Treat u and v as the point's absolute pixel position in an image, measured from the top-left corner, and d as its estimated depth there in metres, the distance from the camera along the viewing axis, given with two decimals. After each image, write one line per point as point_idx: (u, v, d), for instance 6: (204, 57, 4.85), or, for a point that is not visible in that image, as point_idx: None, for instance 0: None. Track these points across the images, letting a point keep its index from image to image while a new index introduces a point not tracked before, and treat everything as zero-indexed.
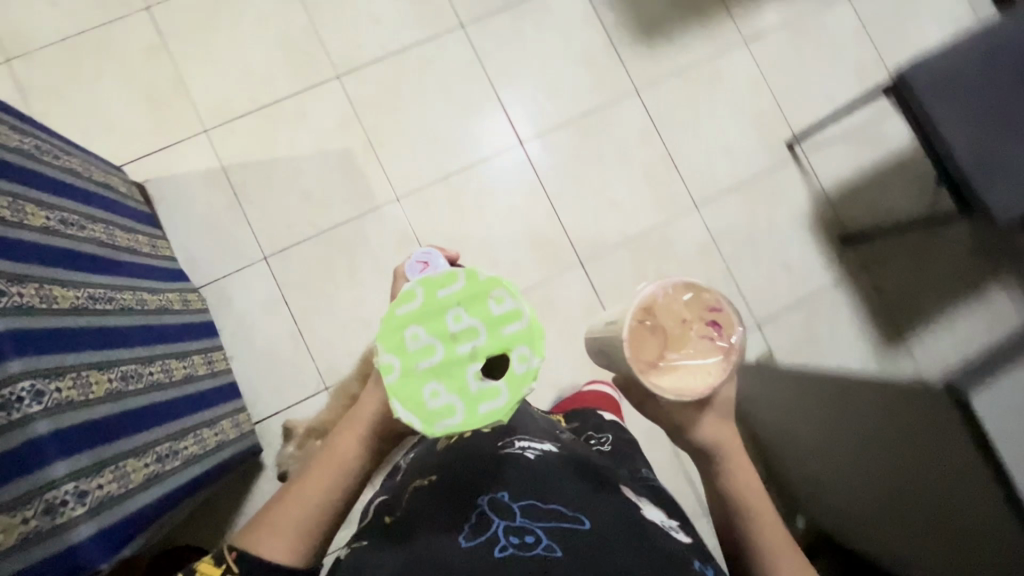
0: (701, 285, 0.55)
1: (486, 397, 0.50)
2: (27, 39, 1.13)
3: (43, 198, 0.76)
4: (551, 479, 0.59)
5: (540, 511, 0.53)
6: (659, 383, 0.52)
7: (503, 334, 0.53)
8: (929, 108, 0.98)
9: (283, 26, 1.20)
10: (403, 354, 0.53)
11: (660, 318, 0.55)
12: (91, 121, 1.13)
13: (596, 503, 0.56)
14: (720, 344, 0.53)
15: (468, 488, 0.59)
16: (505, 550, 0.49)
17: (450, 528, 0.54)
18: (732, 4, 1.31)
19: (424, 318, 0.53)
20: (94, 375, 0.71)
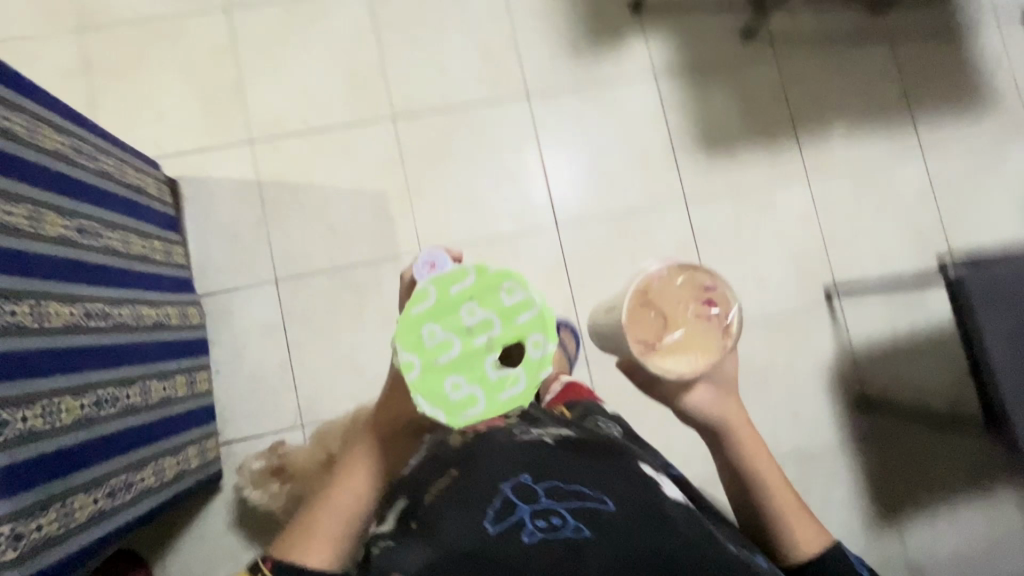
0: (694, 267, 0.61)
1: (507, 385, 0.50)
2: (108, 18, 1.16)
3: (66, 205, 0.76)
4: (574, 453, 0.52)
5: (567, 492, 0.47)
6: (662, 362, 0.58)
7: (519, 323, 0.52)
8: (978, 313, 0.93)
9: (352, 56, 1.20)
10: (421, 352, 0.50)
11: (657, 302, 0.61)
12: (145, 108, 1.15)
13: (619, 478, 0.50)
14: (716, 321, 0.59)
15: (482, 457, 0.51)
16: (532, 536, 0.43)
17: (467, 504, 0.46)
18: (802, 134, 1.28)
19: (439, 315, 0.51)
20: (67, 401, 0.69)
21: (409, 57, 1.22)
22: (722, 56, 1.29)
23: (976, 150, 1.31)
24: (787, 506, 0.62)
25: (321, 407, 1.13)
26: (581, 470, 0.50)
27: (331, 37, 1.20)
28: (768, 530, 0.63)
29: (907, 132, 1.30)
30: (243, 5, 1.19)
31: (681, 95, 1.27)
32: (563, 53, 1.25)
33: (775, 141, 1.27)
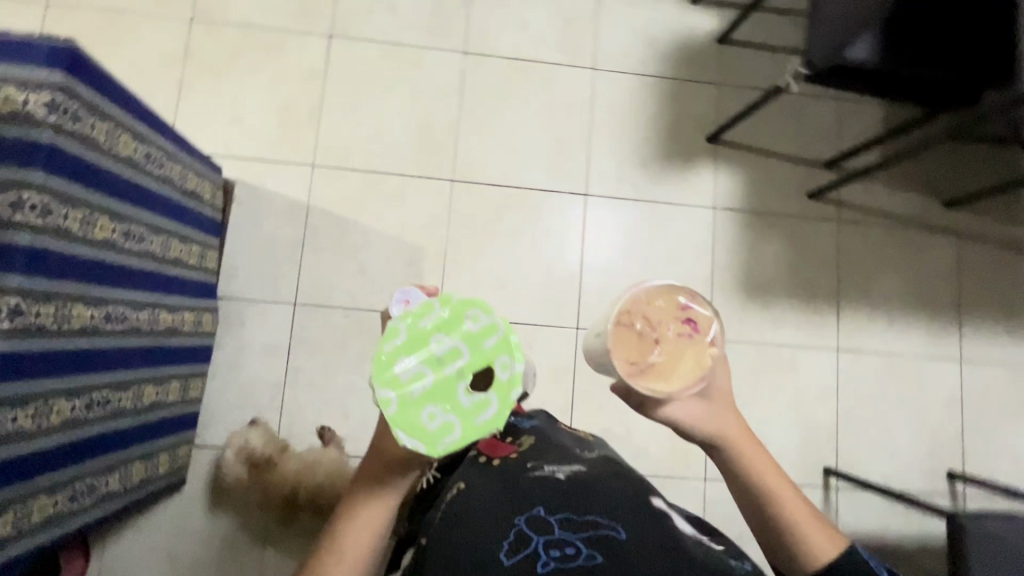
0: (673, 288, 0.59)
1: (482, 408, 0.54)
2: (220, 16, 1.22)
3: (121, 210, 0.78)
4: (586, 488, 0.59)
5: (578, 522, 0.54)
6: (647, 382, 0.55)
7: (485, 348, 0.56)
8: (970, 568, 0.89)
9: (431, 110, 1.23)
10: (398, 386, 0.53)
11: (638, 321, 0.58)
12: (226, 107, 1.20)
13: (632, 509, 0.56)
14: (697, 339, 0.56)
15: (506, 500, 0.58)
16: (546, 566, 0.49)
17: (490, 539, 0.53)
18: (844, 307, 1.26)
19: (411, 349, 0.54)
20: (60, 403, 0.71)
21: (484, 127, 1.24)
22: (785, 207, 1.28)
23: (1018, 372, 1.27)
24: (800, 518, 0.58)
25: (302, 437, 1.13)
26: (597, 504, 0.56)
27: (417, 87, 1.23)
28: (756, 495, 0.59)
29: (951, 334, 1.27)
30: (346, 36, 1.24)
31: (735, 234, 1.26)
32: (631, 162, 1.26)
33: (816, 305, 1.26)
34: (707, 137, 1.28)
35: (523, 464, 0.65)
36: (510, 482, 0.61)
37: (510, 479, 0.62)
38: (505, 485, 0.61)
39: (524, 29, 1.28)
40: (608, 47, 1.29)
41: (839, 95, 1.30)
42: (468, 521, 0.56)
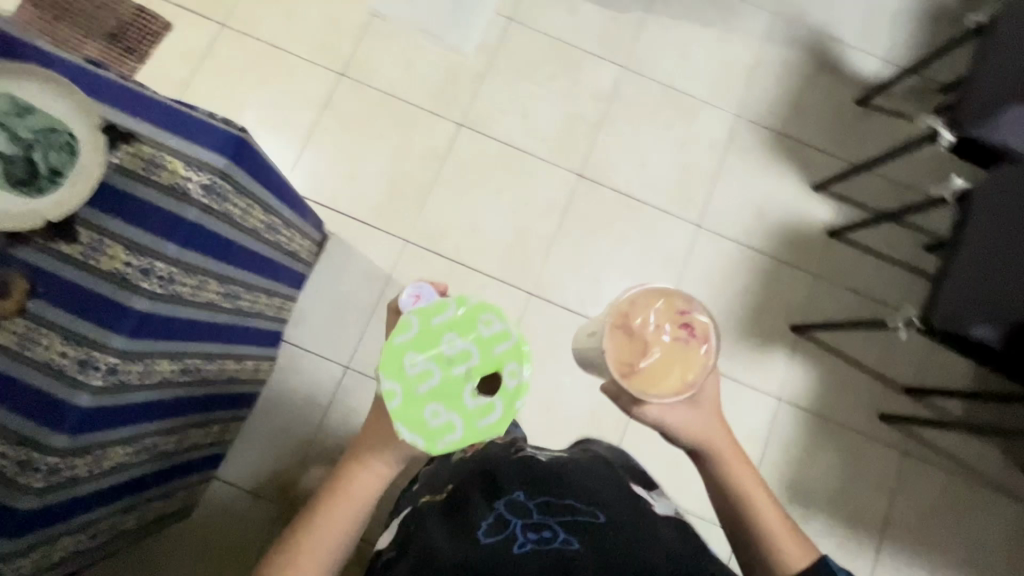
0: (673, 293, 0.67)
1: (484, 412, 0.60)
2: (366, 80, 1.29)
3: (229, 273, 0.81)
4: (566, 485, 0.70)
5: (553, 508, 0.65)
6: (640, 385, 0.64)
7: (493, 353, 0.62)
8: None
9: (530, 220, 1.26)
10: (404, 380, 0.60)
11: (637, 326, 0.66)
12: (346, 162, 1.26)
13: (607, 506, 0.66)
14: (692, 342, 0.65)
15: (494, 494, 0.70)
16: (523, 543, 0.59)
17: (475, 523, 0.64)
18: (885, 545, 1.18)
19: (421, 346, 0.62)
20: (117, 451, 0.72)
21: (575, 249, 1.26)
22: (851, 417, 1.23)
23: None
24: (772, 523, 0.64)
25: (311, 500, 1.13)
26: (575, 498, 0.67)
27: (525, 193, 1.27)
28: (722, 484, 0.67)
29: None
30: (473, 128, 1.29)
31: (792, 433, 1.22)
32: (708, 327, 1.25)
33: (856, 528, 1.19)
34: (791, 326, 1.25)
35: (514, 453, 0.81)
36: (499, 471, 0.75)
37: (501, 468, 0.76)
38: (502, 478, 0.73)
39: (639, 166, 1.30)
40: (717, 208, 1.30)
41: (936, 343, 1.25)
42: (458, 511, 0.68)
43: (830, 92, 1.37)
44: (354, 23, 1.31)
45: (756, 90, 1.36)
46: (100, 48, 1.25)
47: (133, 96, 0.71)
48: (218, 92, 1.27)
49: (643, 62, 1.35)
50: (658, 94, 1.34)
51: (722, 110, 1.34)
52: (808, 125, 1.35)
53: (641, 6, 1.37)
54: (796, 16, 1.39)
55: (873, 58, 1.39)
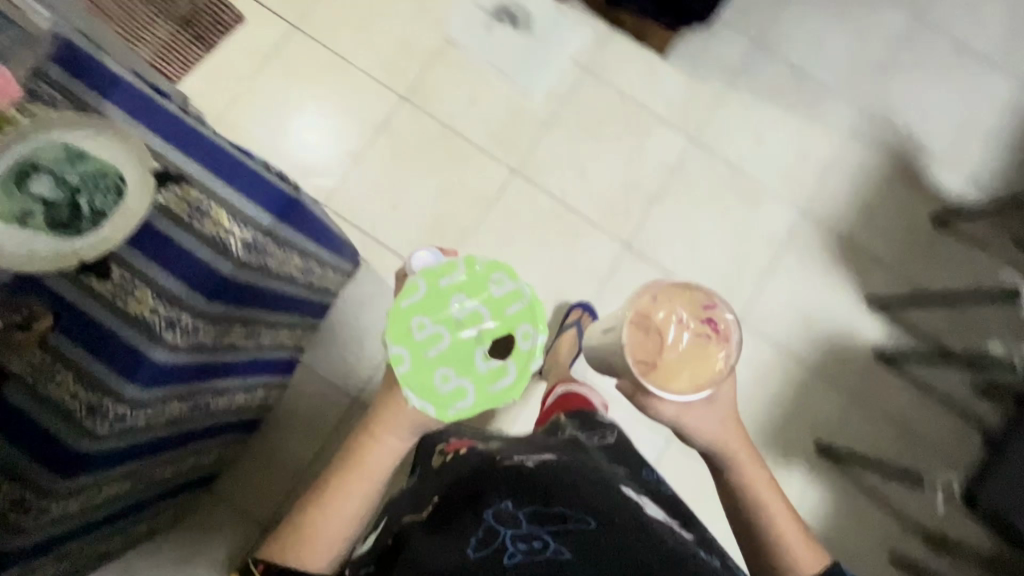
0: (694, 287, 0.68)
1: (497, 376, 0.59)
2: (428, 108, 1.25)
3: (258, 317, 0.78)
4: (556, 480, 0.56)
5: (544, 514, 0.51)
6: (657, 378, 0.63)
7: (505, 313, 0.61)
8: None
9: (568, 283, 1.22)
10: (412, 344, 0.60)
11: (657, 322, 0.67)
12: (392, 189, 1.23)
13: (602, 506, 0.53)
14: (712, 336, 0.64)
15: (473, 499, 0.55)
16: (513, 557, 0.46)
17: (455, 536, 0.50)
18: None
19: (428, 309, 0.61)
20: (115, 487, 0.71)
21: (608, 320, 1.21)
22: (861, 553, 1.17)
23: None
24: (784, 530, 0.63)
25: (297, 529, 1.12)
26: (566, 498, 0.53)
27: (568, 254, 1.23)
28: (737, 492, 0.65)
29: None
30: (527, 178, 1.25)
31: None
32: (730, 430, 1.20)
33: None
34: (817, 446, 1.19)
35: (493, 457, 0.63)
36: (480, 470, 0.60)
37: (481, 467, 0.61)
38: (483, 474, 0.60)
39: (690, 246, 1.25)
40: (762, 306, 1.24)
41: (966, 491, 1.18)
42: (431, 528, 0.53)
43: (907, 204, 1.29)
44: (428, 48, 1.27)
45: (828, 188, 1.29)
46: (171, 31, 1.23)
47: (188, 131, 0.68)
48: (278, 95, 1.24)
49: (716, 138, 1.28)
50: (725, 175, 1.27)
51: (789, 204, 1.28)
52: (876, 235, 1.28)
53: (724, 79, 1.30)
54: (886, 117, 1.32)
55: (960, 177, 1.30)
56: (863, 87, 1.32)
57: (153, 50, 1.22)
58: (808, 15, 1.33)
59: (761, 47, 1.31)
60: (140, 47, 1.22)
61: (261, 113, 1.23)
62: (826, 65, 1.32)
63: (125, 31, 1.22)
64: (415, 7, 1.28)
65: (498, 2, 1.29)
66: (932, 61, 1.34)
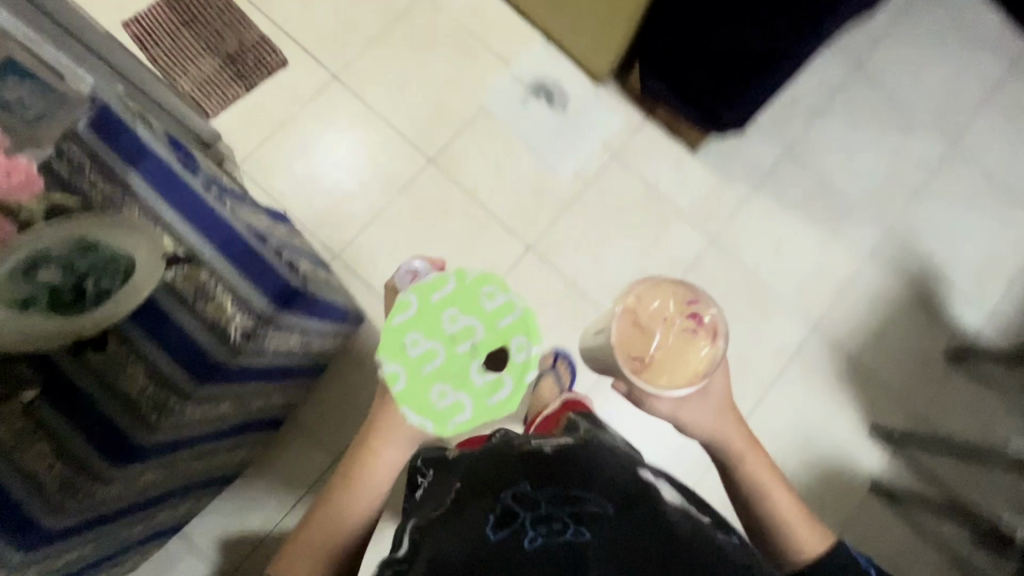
0: (675, 282, 0.67)
1: (495, 390, 0.58)
2: (453, 174, 1.26)
3: (250, 390, 0.76)
4: (572, 469, 0.56)
5: (563, 495, 0.52)
6: (645, 376, 0.63)
7: (499, 325, 0.59)
8: None
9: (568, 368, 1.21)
10: (407, 361, 0.58)
11: (644, 319, 0.66)
12: (406, 250, 1.23)
13: (619, 486, 0.54)
14: (697, 330, 0.64)
15: (491, 483, 0.57)
16: (534, 540, 0.47)
17: (476, 519, 0.51)
18: None
19: (421, 324, 0.58)
20: (77, 553, 0.70)
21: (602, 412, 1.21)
22: None
23: None
24: (786, 511, 0.65)
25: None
26: (583, 479, 0.54)
27: (572, 336, 1.22)
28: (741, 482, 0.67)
29: None
30: (541, 256, 1.25)
31: None
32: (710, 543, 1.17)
33: None
34: None
35: (512, 439, 0.66)
36: (500, 455, 0.62)
37: (501, 452, 0.63)
38: (500, 464, 0.60)
39: None
40: (762, 419, 1.21)
41: None
42: (456, 507, 0.55)
43: (921, 334, 1.27)
44: (461, 115, 1.28)
45: (843, 307, 1.27)
46: (215, 67, 1.25)
47: (202, 203, 0.67)
48: (309, 141, 1.26)
49: (736, 241, 1.27)
50: (739, 279, 1.26)
51: (801, 317, 1.26)
52: (887, 361, 1.26)
53: (750, 183, 1.30)
54: (910, 242, 1.30)
55: (979, 313, 1.28)
56: (891, 209, 1.31)
57: (194, 83, 1.25)
58: (844, 130, 1.33)
59: (792, 156, 1.31)
60: (182, 79, 1.24)
61: (289, 158, 1.25)
62: (855, 182, 1.31)
63: (171, 62, 1.25)
64: (454, 74, 1.29)
65: (537, 78, 1.30)
66: (963, 192, 1.33)
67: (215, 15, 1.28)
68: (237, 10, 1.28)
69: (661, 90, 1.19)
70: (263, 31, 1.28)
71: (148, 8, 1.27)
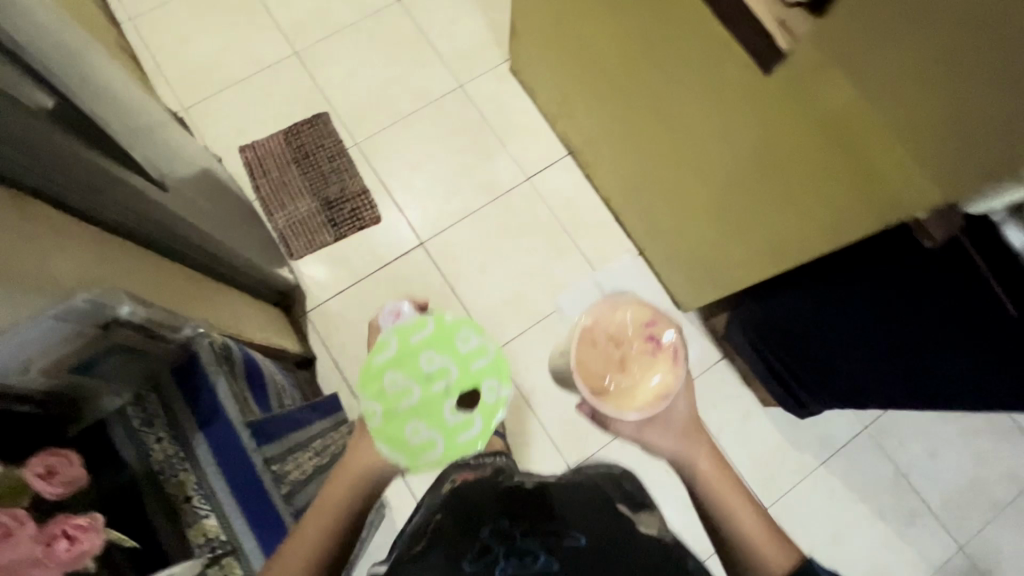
0: (629, 302, 0.72)
1: (462, 430, 0.63)
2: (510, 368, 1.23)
3: None
4: (549, 508, 0.60)
5: (538, 534, 0.56)
6: (611, 400, 0.69)
7: (471, 368, 0.64)
8: None
9: None
10: (386, 398, 0.64)
11: (606, 340, 0.72)
12: None
13: (596, 523, 0.57)
14: (655, 353, 0.69)
15: (472, 518, 0.59)
16: (506, 570, 0.52)
17: (456, 556, 0.54)
18: None
19: (400, 364, 0.65)
20: None
21: None
22: None
23: None
24: (749, 525, 0.63)
25: None
26: (561, 520, 0.58)
27: None
28: (701, 501, 0.68)
29: None
30: None
31: None
32: None
33: None
34: None
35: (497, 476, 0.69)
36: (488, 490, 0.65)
37: (489, 487, 0.66)
38: (482, 493, 0.65)
39: None
40: None
41: None
42: (444, 529, 0.60)
43: None
44: (534, 310, 1.27)
45: None
46: (311, 209, 1.28)
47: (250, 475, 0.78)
48: (378, 301, 1.25)
49: (790, 514, 1.18)
50: None
51: None
52: None
53: (819, 453, 1.21)
54: (985, 564, 1.17)
55: None
56: (968, 523, 1.19)
57: (287, 221, 1.27)
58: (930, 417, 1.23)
59: (868, 432, 1.22)
60: (278, 215, 1.27)
61: (354, 313, 1.24)
62: (933, 481, 1.20)
63: (272, 195, 1.28)
64: (536, 266, 1.29)
65: (618, 290, 1.27)
66: None
67: (325, 156, 1.31)
68: (346, 157, 1.31)
69: (742, 345, 1.13)
70: (365, 183, 1.31)
71: (266, 138, 1.31)
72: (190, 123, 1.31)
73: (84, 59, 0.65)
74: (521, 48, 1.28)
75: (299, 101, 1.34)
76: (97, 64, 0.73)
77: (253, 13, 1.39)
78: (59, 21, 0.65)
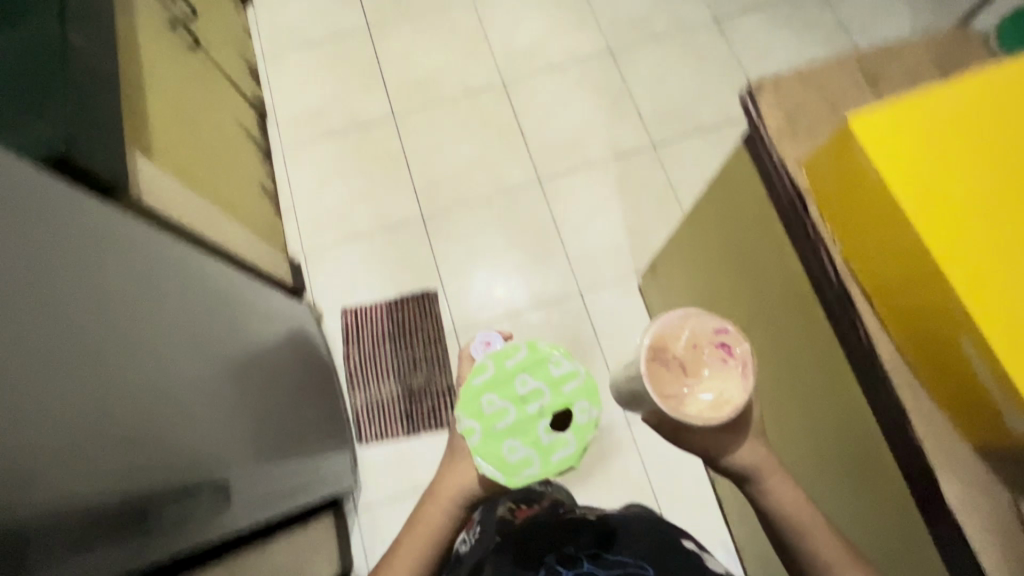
0: (691, 313, 0.52)
1: (558, 451, 0.47)
2: None
3: None
4: (611, 537, 0.64)
5: (608, 560, 0.59)
6: (684, 410, 0.49)
7: (565, 388, 0.49)
8: None
9: None
10: (479, 419, 0.49)
11: (673, 347, 0.52)
12: None
13: (660, 557, 0.59)
14: (732, 363, 0.50)
15: (546, 543, 0.65)
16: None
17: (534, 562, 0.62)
18: None
19: (493, 383, 0.50)
20: None
21: None
22: None
23: None
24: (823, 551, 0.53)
25: None
26: (628, 549, 0.60)
27: None
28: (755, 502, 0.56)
29: None
30: None
31: None
32: None
33: None
34: None
35: (564, 514, 0.74)
36: (563, 534, 0.67)
37: (562, 532, 0.67)
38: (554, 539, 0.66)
39: None
40: None
41: None
42: (518, 551, 0.65)
43: None
44: None
45: None
46: (392, 393, 1.22)
47: None
48: None
49: None
50: None
51: None
52: None
53: None
54: None
55: None
56: None
57: (367, 401, 1.22)
58: None
59: None
60: (359, 391, 1.23)
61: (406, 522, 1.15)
62: None
63: (358, 369, 1.24)
64: None
65: None
66: None
67: (421, 338, 1.25)
68: (442, 345, 1.24)
69: None
70: (453, 380, 1.23)
71: (371, 304, 1.28)
72: (305, 269, 1.31)
73: (165, 421, 0.58)
74: (660, 287, 1.16)
75: (414, 272, 1.30)
76: (199, 372, 0.68)
77: (395, 168, 1.38)
78: (154, 367, 0.59)
